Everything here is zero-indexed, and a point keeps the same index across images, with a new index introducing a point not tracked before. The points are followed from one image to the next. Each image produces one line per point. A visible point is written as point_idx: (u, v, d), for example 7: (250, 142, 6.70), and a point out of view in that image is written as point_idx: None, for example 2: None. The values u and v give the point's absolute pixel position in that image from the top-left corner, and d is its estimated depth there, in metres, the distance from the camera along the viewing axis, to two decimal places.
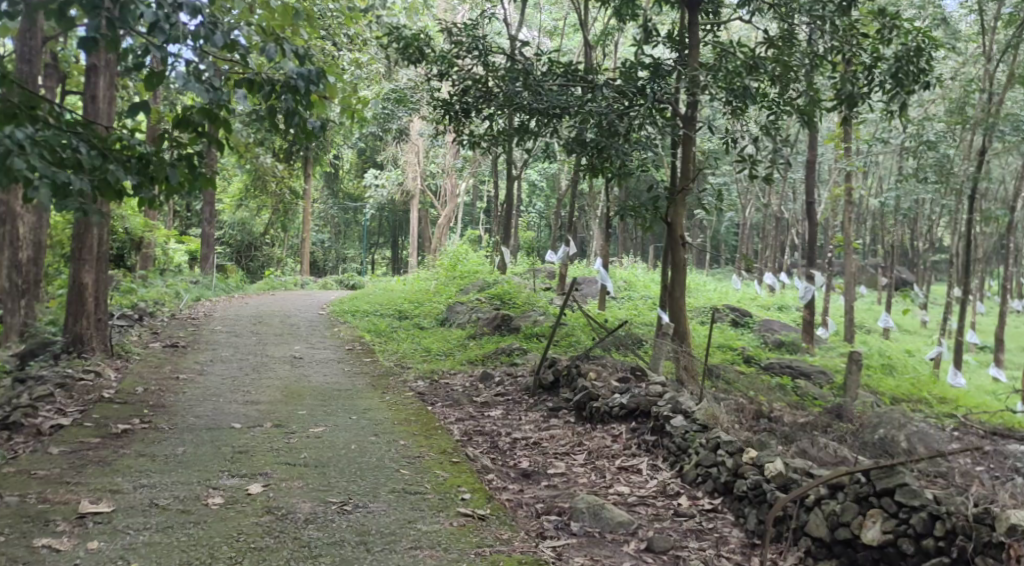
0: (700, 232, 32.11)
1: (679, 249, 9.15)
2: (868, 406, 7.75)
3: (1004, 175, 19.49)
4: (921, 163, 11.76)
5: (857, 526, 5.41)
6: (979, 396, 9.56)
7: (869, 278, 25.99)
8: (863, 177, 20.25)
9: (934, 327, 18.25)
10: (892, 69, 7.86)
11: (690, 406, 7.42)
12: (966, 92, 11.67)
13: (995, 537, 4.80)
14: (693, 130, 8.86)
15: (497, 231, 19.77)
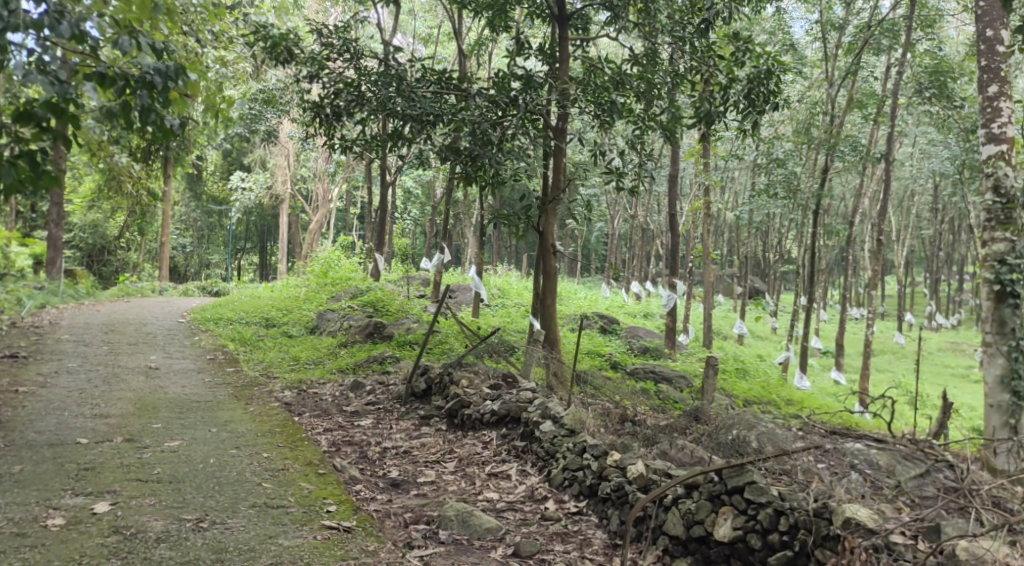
0: (571, 242, 32.91)
1: (550, 258, 9.34)
2: (723, 408, 8.18)
3: (845, 192, 21.09)
4: (773, 179, 12.53)
5: (710, 524, 5.71)
6: (822, 398, 10.29)
7: (727, 288, 27.42)
8: (722, 191, 21.39)
9: (784, 334, 19.50)
10: (745, 90, 8.36)
11: (559, 411, 7.57)
12: (811, 114, 12.54)
13: (833, 530, 5.15)
14: (563, 141, 9.09)
15: (371, 238, 19.51)
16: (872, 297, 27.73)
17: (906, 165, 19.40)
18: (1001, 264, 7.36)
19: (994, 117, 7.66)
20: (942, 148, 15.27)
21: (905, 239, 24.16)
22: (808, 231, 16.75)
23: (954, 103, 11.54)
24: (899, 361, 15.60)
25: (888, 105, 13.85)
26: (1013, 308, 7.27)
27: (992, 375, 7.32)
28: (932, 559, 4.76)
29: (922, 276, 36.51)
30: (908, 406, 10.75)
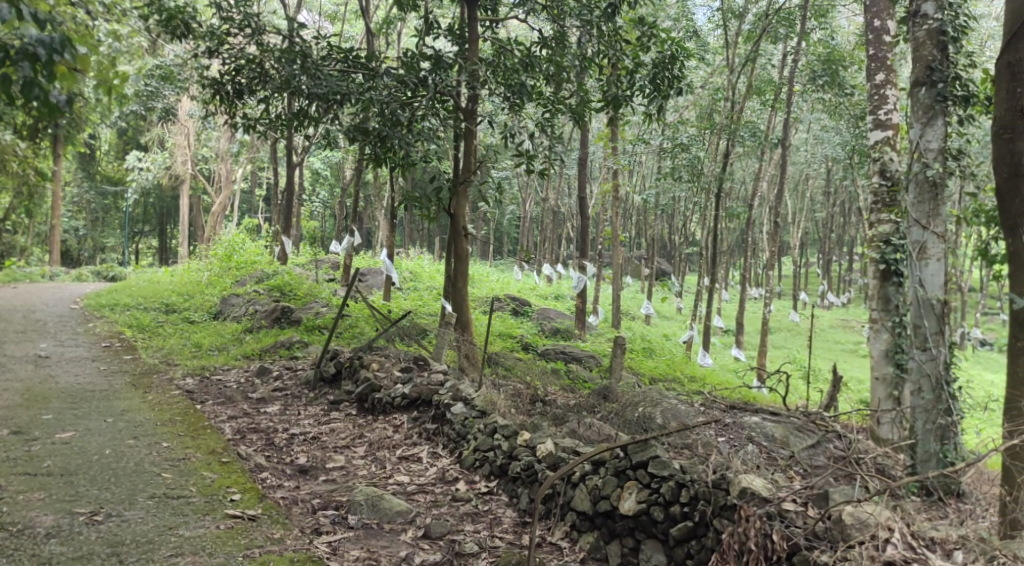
0: (483, 224, 32.91)
1: (462, 240, 9.32)
2: (630, 386, 8.40)
3: (746, 177, 21.82)
4: (678, 163, 12.83)
5: (616, 498, 5.91)
6: (724, 375, 10.70)
7: (635, 269, 27.98)
8: (630, 174, 21.79)
9: (688, 313, 20.12)
10: (650, 75, 8.56)
11: (470, 392, 7.60)
12: (714, 100, 12.90)
13: (729, 500, 5.29)
14: (474, 123, 9.05)
15: (277, 220, 19.00)
16: (771, 277, 28.90)
17: (802, 151, 20.21)
18: (886, 244, 7.78)
19: (881, 104, 8.07)
20: (834, 135, 15.98)
21: (800, 221, 25.23)
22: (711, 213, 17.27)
23: (845, 91, 12.08)
24: (794, 338, 16.34)
25: (785, 92, 14.37)
26: (897, 287, 7.71)
27: (878, 348, 7.79)
28: (820, 525, 4.94)
29: (814, 258, 38.34)
30: (802, 380, 11.29)
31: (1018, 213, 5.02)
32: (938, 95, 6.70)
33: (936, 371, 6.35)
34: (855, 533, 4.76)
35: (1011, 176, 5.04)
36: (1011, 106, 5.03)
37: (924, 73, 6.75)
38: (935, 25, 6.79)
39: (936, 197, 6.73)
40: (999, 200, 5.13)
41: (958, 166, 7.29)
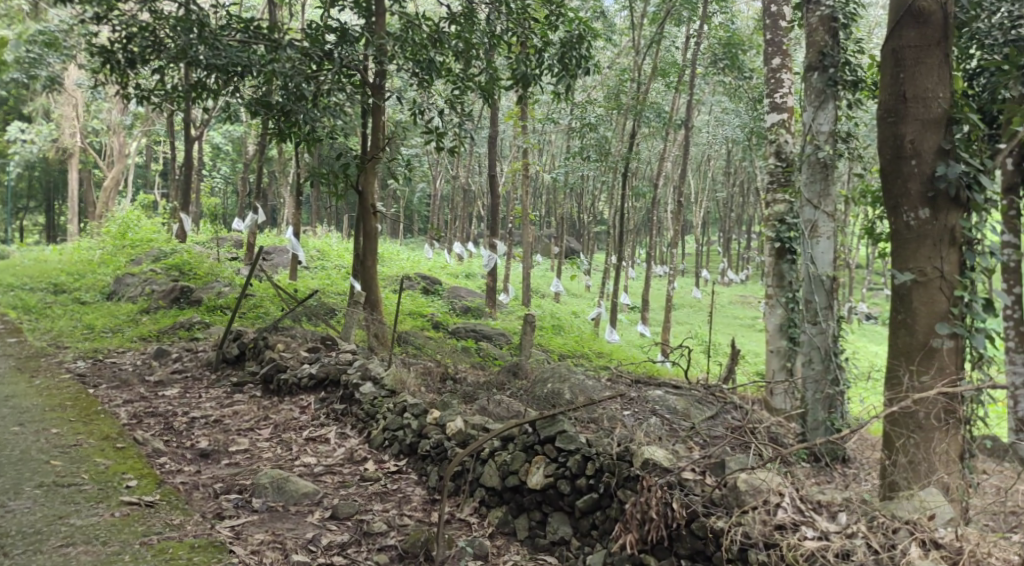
0: (393, 202, 32.48)
1: (370, 218, 9.17)
2: (539, 363, 8.51)
3: (651, 157, 22.28)
4: (585, 142, 12.96)
5: (524, 473, 6.00)
6: (630, 350, 10.97)
7: (545, 248, 28.21)
8: (539, 153, 21.90)
9: (596, 290, 20.49)
10: (558, 54, 8.62)
11: (378, 371, 7.54)
12: (620, 81, 13.07)
13: (632, 471, 5.44)
14: (382, 99, 8.92)
15: (175, 196, 18.20)
16: (675, 255, 29.72)
17: (703, 132, 20.76)
18: (781, 223, 8.09)
19: (778, 88, 8.35)
20: (733, 116, 16.48)
21: (702, 201, 26.00)
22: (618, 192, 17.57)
23: (744, 74, 12.47)
24: (695, 314, 16.89)
25: (688, 74, 14.69)
26: (791, 263, 8.05)
27: (772, 323, 8.18)
28: (716, 493, 5.02)
29: (715, 235, 39.65)
30: (703, 354, 11.71)
31: (899, 193, 5.32)
32: (829, 80, 7.04)
33: (826, 343, 6.88)
34: (748, 498, 4.85)
35: (893, 158, 5.34)
36: (894, 90, 5.30)
37: (817, 57, 7.03)
38: (827, 11, 7.07)
39: (827, 177, 7.14)
40: (883, 181, 5.42)
41: (847, 148, 7.68)
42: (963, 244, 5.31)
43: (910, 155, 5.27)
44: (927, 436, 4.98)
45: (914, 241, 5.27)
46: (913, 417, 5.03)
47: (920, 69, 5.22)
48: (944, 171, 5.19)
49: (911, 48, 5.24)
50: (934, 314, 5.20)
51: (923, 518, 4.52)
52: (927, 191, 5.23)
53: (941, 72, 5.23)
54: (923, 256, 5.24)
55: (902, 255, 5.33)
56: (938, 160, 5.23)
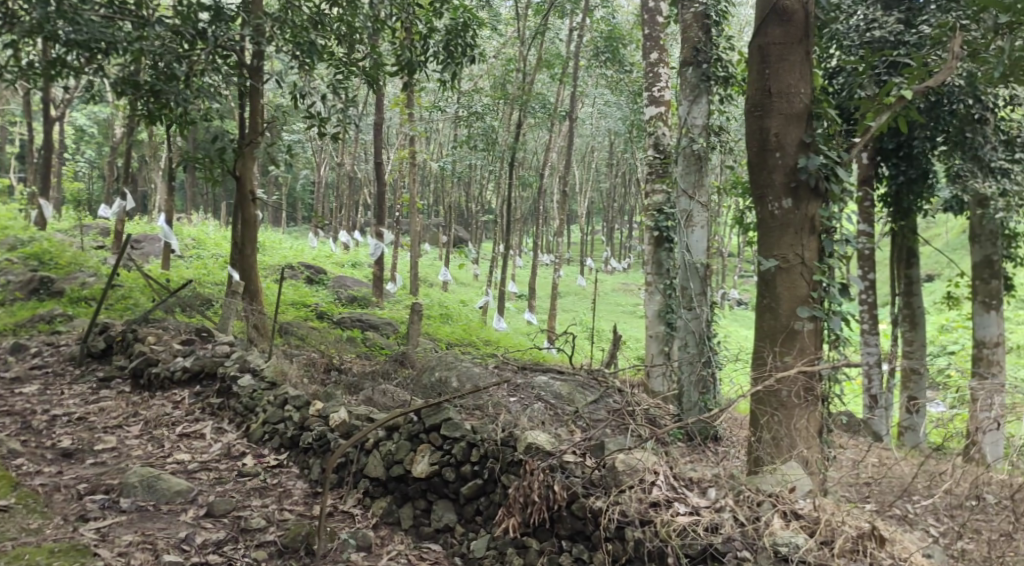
0: (275, 189, 31.42)
1: (249, 205, 8.87)
2: (426, 351, 8.46)
3: (538, 147, 22.50)
4: (472, 131, 12.94)
5: (409, 462, 5.96)
6: (517, 337, 11.09)
7: (433, 237, 28.05)
8: (426, 141, 21.70)
9: (484, 279, 20.57)
10: (443, 41, 8.56)
11: (258, 363, 7.31)
12: (506, 71, 13.12)
13: (516, 456, 5.47)
14: (260, 82, 8.68)
15: (32, 181, 16.88)
16: (563, 244, 30.21)
17: (587, 124, 21.10)
18: (659, 213, 8.37)
19: (656, 82, 8.60)
20: (615, 109, 16.81)
21: (588, 191, 26.53)
22: (505, 182, 17.67)
23: (625, 68, 12.76)
24: (580, 301, 17.27)
25: (571, 66, 14.89)
26: (668, 251, 8.40)
27: (651, 309, 8.46)
28: (596, 473, 5.13)
29: (599, 225, 40.57)
30: (587, 340, 11.98)
31: (765, 183, 5.60)
32: (702, 75, 7.42)
33: (700, 328, 7.28)
34: (626, 478, 4.98)
35: (760, 150, 5.61)
36: (760, 85, 5.57)
37: (691, 53, 7.43)
38: (700, 8, 7.42)
39: (701, 169, 7.46)
40: (750, 172, 5.69)
41: (719, 142, 8.02)
42: (822, 232, 5.64)
43: (774, 147, 5.55)
44: (789, 413, 5.27)
45: (779, 229, 5.56)
46: (777, 395, 5.31)
47: (784, 65, 5.50)
48: (806, 163, 5.49)
49: (776, 45, 5.51)
50: (796, 298, 5.51)
51: (785, 491, 4.66)
52: (790, 182, 5.53)
53: (803, 69, 5.52)
54: (787, 243, 5.54)
55: (767, 243, 5.62)
56: (800, 153, 5.53)
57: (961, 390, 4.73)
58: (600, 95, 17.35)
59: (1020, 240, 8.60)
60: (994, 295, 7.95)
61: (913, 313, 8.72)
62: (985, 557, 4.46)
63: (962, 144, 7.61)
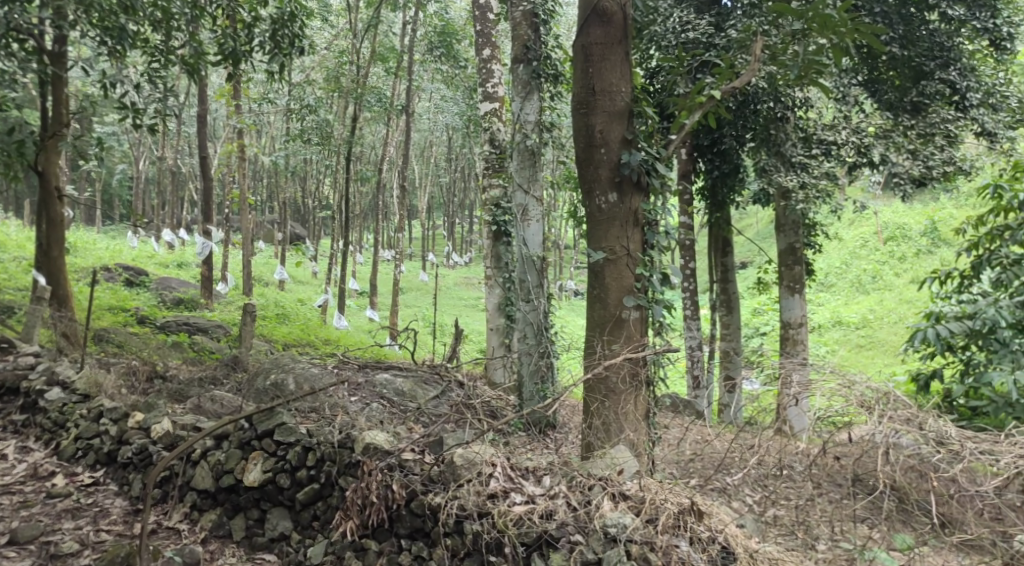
0: (87, 185, 28.93)
1: (54, 203, 8.12)
2: (260, 353, 8.09)
3: (376, 142, 22.13)
4: (305, 125, 12.51)
5: (240, 471, 5.71)
6: (357, 335, 10.89)
7: (268, 234, 26.97)
8: (257, 135, 20.74)
9: (323, 277, 20.02)
10: (269, 31, 8.24)
11: (68, 375, 6.72)
12: (339, 64, 12.78)
13: (353, 457, 5.33)
14: (63, 69, 7.94)
15: None
16: (404, 240, 29.94)
17: (424, 119, 20.99)
18: (497, 208, 8.51)
19: (489, 78, 8.69)
20: (451, 104, 16.79)
21: (428, 186, 26.42)
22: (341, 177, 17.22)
23: (460, 63, 12.77)
24: (423, 296, 17.21)
25: (406, 60, 14.72)
26: (506, 245, 8.56)
27: (491, 302, 8.58)
28: (434, 470, 5.04)
29: (440, 220, 40.61)
30: (430, 334, 11.97)
31: (592, 178, 5.80)
32: (533, 72, 7.57)
33: (538, 319, 7.48)
34: (464, 472, 4.88)
35: (586, 146, 5.81)
36: (584, 83, 5.77)
37: (522, 50, 7.56)
38: (529, 7, 7.57)
39: (535, 164, 7.65)
40: (578, 167, 5.88)
41: (551, 138, 8.28)
42: (645, 224, 5.93)
43: (600, 144, 5.76)
44: (617, 398, 5.50)
45: (605, 222, 5.79)
46: (606, 382, 5.52)
47: (606, 65, 5.72)
48: (628, 159, 5.74)
49: (597, 45, 5.72)
50: (623, 288, 5.76)
51: (613, 473, 4.74)
52: (615, 177, 5.76)
53: (623, 68, 5.76)
54: (613, 236, 5.78)
55: (595, 235, 5.83)
56: (623, 149, 5.78)
57: (770, 366, 5.17)
58: (436, 90, 17.32)
59: (817, 228, 9.44)
60: (798, 279, 8.68)
61: (730, 299, 9.33)
62: (797, 520, 4.76)
63: (767, 141, 8.29)
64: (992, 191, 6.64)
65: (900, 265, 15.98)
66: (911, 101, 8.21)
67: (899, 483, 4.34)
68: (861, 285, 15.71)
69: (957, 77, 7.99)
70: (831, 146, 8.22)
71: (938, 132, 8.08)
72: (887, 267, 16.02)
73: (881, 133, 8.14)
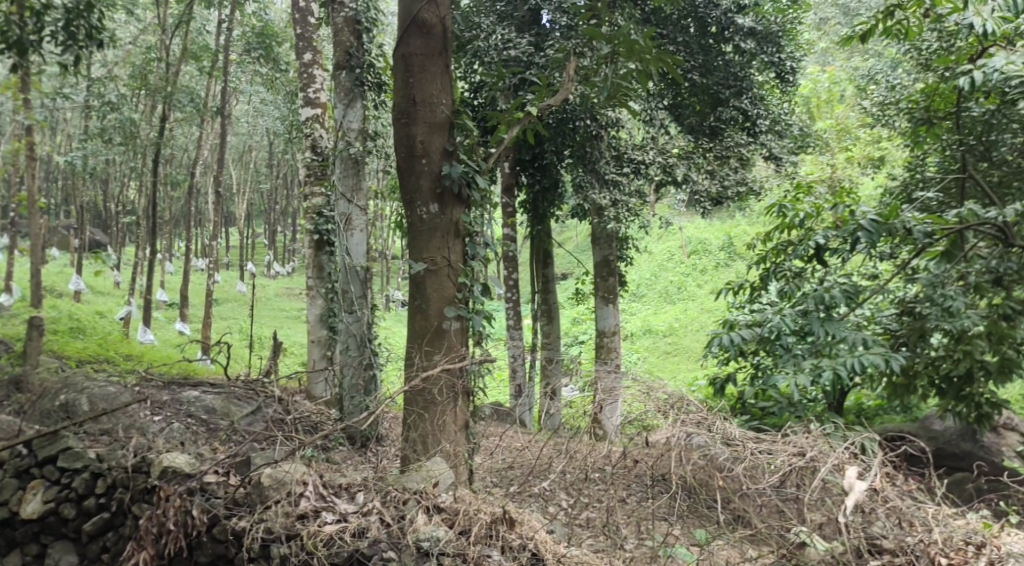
0: None
1: None
2: (49, 371, 7.35)
3: (189, 144, 20.83)
4: (106, 124, 11.55)
5: (15, 502, 5.21)
6: (164, 350, 10.21)
7: (63, 240, 24.58)
8: (50, 132, 18.86)
9: (126, 288, 18.51)
10: (62, 20, 7.55)
11: None
12: (145, 60, 11.92)
13: (149, 483, 4.95)
14: None
15: None
16: (220, 248, 28.36)
17: (242, 123, 20.04)
18: (318, 216, 8.24)
19: (310, 83, 8.43)
20: (271, 108, 16.13)
21: (246, 192, 25.19)
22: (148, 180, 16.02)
23: (279, 66, 12.30)
24: (239, 308, 16.40)
25: (221, 60, 13.98)
26: (329, 255, 8.33)
27: (312, 313, 8.28)
28: (240, 492, 4.74)
29: (259, 228, 38.89)
30: (245, 347, 11.43)
31: (413, 188, 5.76)
32: (356, 79, 7.42)
33: (361, 330, 7.39)
34: (271, 492, 4.62)
35: (406, 156, 5.77)
36: (405, 93, 5.73)
37: (343, 57, 7.39)
38: (351, 13, 7.43)
39: (358, 173, 7.51)
40: (399, 177, 5.82)
41: (375, 147, 8.16)
42: (465, 236, 5.97)
43: (420, 154, 5.75)
44: (435, 410, 5.47)
45: (427, 232, 5.77)
46: (426, 394, 5.46)
47: (426, 76, 5.72)
48: (449, 170, 5.76)
49: (417, 55, 5.71)
50: (443, 299, 5.76)
51: (429, 486, 4.62)
52: (435, 188, 5.77)
53: (443, 81, 5.79)
54: (434, 247, 5.77)
55: (416, 246, 5.79)
56: (444, 160, 5.80)
57: (586, 374, 5.39)
58: (255, 93, 16.59)
59: (629, 242, 9.96)
60: (612, 290, 9.13)
61: (550, 309, 9.65)
62: (607, 520, 4.85)
63: (583, 158, 8.63)
64: (778, 211, 7.30)
65: (702, 276, 17.22)
66: (709, 125, 8.89)
67: (689, 482, 4.60)
68: (668, 296, 16.73)
69: (748, 104, 8.72)
70: (640, 165, 8.76)
71: (732, 155, 8.80)
72: (691, 279, 17.20)
73: (684, 154, 8.76)
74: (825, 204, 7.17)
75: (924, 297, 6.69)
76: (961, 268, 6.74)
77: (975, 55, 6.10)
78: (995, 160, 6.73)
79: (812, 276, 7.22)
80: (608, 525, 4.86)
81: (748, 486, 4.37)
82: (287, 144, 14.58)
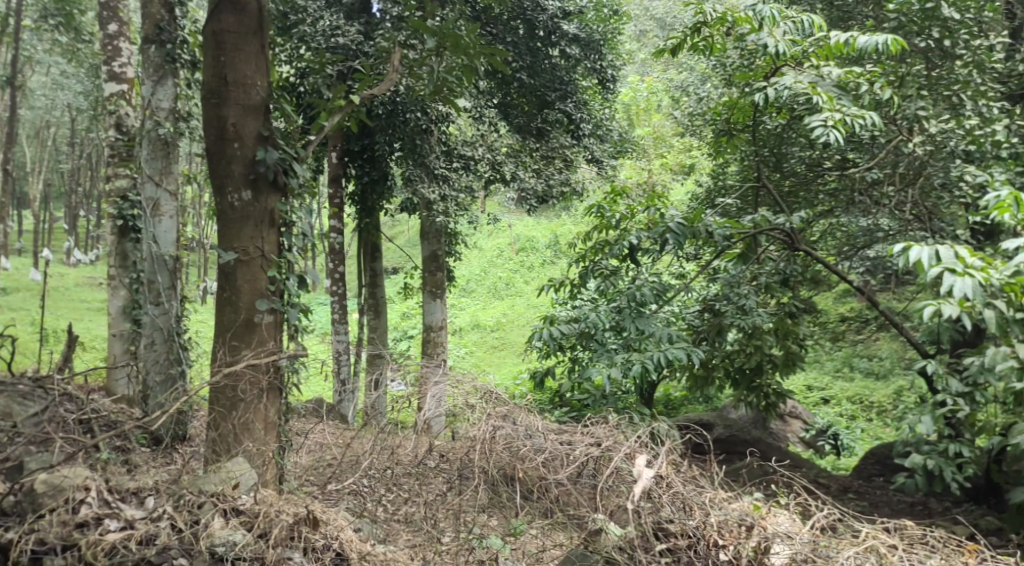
0: None
1: None
2: None
3: None
4: None
5: None
6: None
7: None
8: None
9: None
10: None
11: None
12: None
13: None
14: None
15: None
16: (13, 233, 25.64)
17: (40, 95, 18.22)
18: (124, 200, 7.63)
19: (116, 56, 7.80)
20: (73, 81, 14.79)
21: (44, 172, 22.94)
22: None
23: (83, 37, 11.31)
24: (32, 298, 14.92)
25: (12, 25, 12.62)
26: (135, 243, 7.76)
27: (115, 305, 7.73)
28: (8, 500, 4.21)
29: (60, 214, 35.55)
30: (37, 341, 10.44)
31: (223, 173, 5.42)
32: (167, 55, 6.95)
33: (168, 323, 6.93)
34: (46, 500, 4.13)
35: (216, 139, 5.42)
36: (215, 72, 5.40)
37: (153, 31, 6.90)
38: None
39: (168, 156, 7.06)
40: (208, 162, 5.46)
41: (189, 129, 7.67)
42: (281, 226, 5.71)
43: (232, 138, 5.42)
44: (243, 408, 5.20)
45: (238, 221, 5.44)
46: (235, 390, 5.16)
47: (239, 55, 5.42)
48: (263, 156, 5.47)
49: (230, 33, 5.40)
50: (255, 291, 5.47)
51: (227, 487, 4.44)
52: (249, 174, 5.46)
53: (258, 62, 5.51)
54: (246, 236, 5.46)
55: (227, 234, 5.44)
56: (258, 146, 5.50)
57: (412, 369, 5.46)
58: (55, 64, 15.15)
59: (459, 238, 10.01)
60: (439, 285, 9.14)
61: (377, 303, 9.55)
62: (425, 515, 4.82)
63: (412, 152, 8.43)
64: (596, 211, 7.58)
65: (529, 274, 17.71)
66: (536, 126, 9.11)
67: (496, 475, 4.74)
68: (496, 291, 17.01)
69: (572, 108, 9.09)
70: (469, 161, 8.81)
71: (558, 156, 9.12)
72: (518, 275, 17.62)
73: (512, 152, 8.96)
74: (639, 206, 7.51)
75: (722, 295, 7.26)
76: (754, 269, 7.33)
77: (769, 73, 6.62)
78: (785, 169, 7.36)
79: (627, 274, 7.54)
80: (428, 518, 4.81)
81: (549, 476, 4.60)
82: (92, 121, 13.42)
